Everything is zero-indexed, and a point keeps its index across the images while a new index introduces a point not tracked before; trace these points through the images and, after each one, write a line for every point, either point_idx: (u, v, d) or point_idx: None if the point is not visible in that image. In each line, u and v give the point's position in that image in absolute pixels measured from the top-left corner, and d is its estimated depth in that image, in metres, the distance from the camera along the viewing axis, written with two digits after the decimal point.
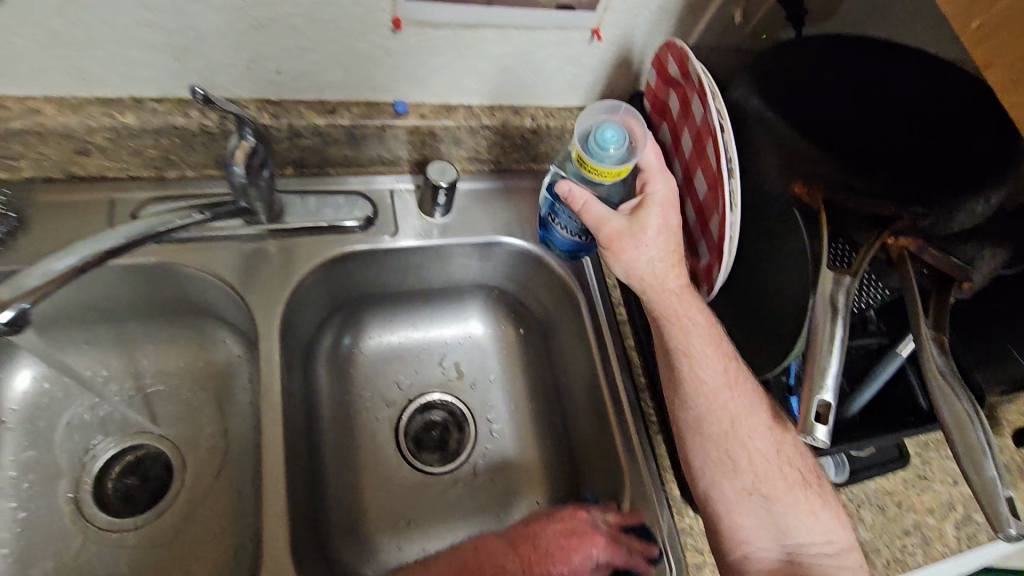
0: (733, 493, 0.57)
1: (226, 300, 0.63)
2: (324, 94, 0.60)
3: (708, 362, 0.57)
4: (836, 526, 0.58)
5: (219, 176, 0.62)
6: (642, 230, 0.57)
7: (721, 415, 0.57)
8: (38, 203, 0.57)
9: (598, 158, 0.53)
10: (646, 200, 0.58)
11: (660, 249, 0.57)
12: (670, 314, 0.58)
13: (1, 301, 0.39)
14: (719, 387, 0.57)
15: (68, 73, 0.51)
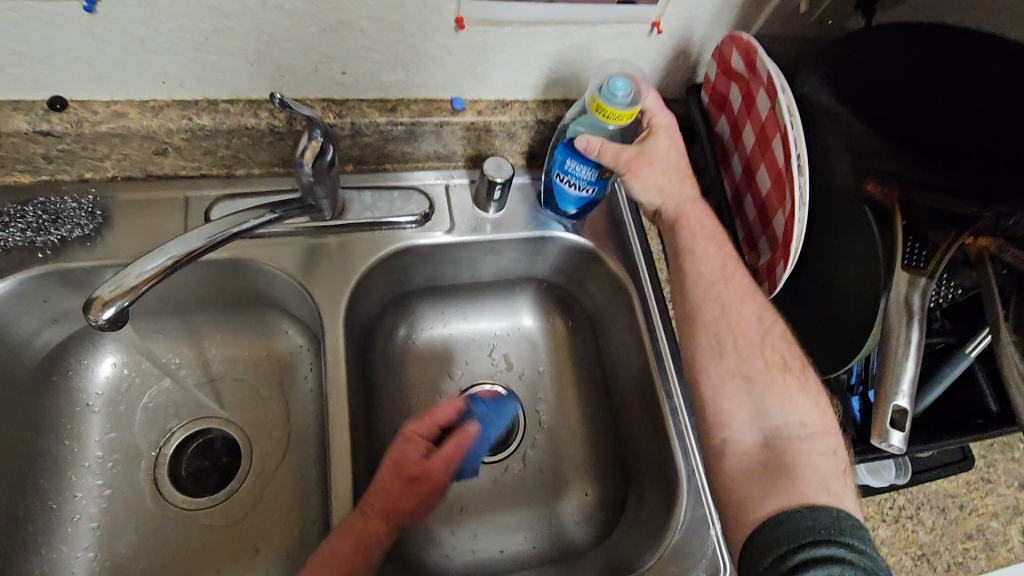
0: (717, 375, 0.56)
1: (291, 292, 0.65)
2: (386, 93, 0.61)
3: (707, 256, 0.60)
4: (815, 412, 0.54)
5: (284, 173, 0.64)
6: (653, 151, 0.60)
7: (712, 304, 0.58)
8: (118, 200, 0.60)
9: (612, 101, 0.53)
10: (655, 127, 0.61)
11: (671, 163, 0.62)
12: (680, 216, 0.61)
13: (104, 299, 0.42)
14: (715, 279, 0.59)
15: (150, 78, 0.53)
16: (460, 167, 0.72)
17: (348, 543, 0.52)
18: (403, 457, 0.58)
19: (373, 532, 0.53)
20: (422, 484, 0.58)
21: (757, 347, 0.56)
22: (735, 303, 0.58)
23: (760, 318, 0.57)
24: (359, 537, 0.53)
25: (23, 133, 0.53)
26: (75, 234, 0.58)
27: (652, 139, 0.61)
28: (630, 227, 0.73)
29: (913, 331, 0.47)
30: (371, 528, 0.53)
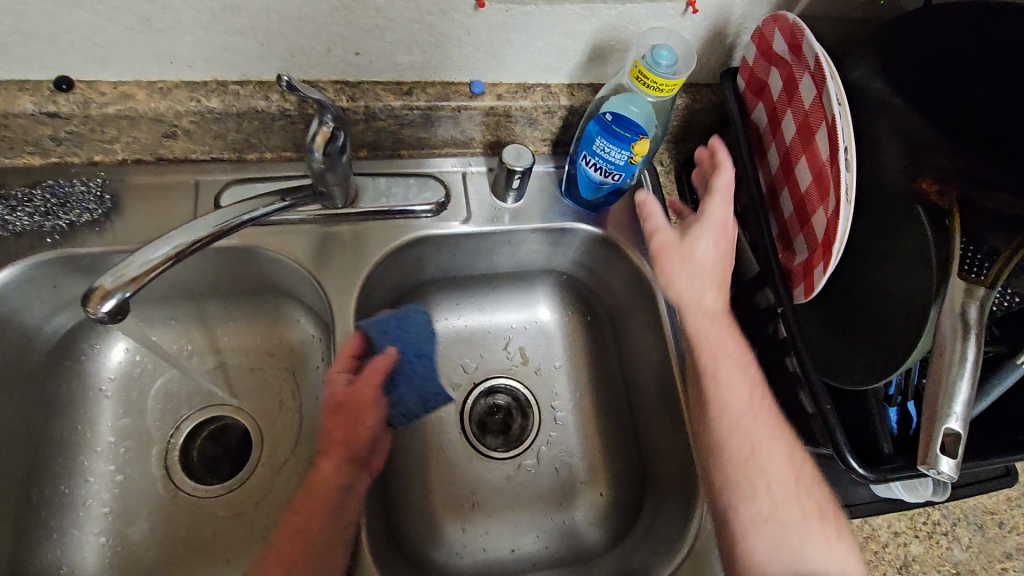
0: (749, 516, 0.54)
1: (303, 281, 0.64)
2: (402, 75, 0.58)
3: (736, 388, 0.57)
4: (850, 554, 0.54)
5: (297, 158, 0.62)
6: (692, 245, 0.59)
7: (743, 441, 0.55)
8: (128, 184, 0.59)
9: (658, 68, 0.49)
10: (700, 223, 0.59)
11: (705, 271, 0.59)
12: (707, 335, 0.58)
13: (105, 289, 0.41)
14: (744, 413, 0.56)
15: (157, 59, 0.51)
16: (478, 153, 0.69)
17: (314, 494, 0.53)
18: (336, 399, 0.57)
19: (332, 473, 0.55)
20: (360, 411, 0.58)
21: (791, 492, 0.54)
22: (767, 442, 0.56)
23: (791, 459, 0.55)
24: (321, 484, 0.54)
25: (30, 115, 0.51)
26: (85, 219, 0.57)
27: (694, 236, 0.59)
28: None
29: (970, 348, 0.42)
30: (324, 469, 0.55)
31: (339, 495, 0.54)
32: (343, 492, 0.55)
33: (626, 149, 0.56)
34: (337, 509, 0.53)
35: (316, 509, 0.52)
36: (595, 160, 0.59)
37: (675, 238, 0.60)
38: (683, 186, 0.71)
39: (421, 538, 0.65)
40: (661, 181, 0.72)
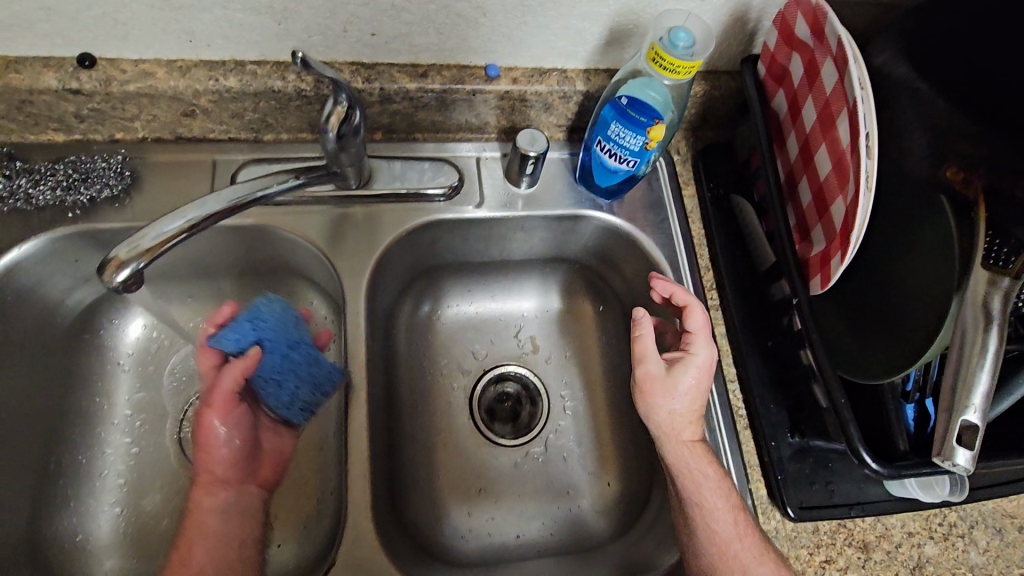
0: None
1: (316, 261, 0.64)
2: (417, 57, 0.58)
3: (719, 512, 0.53)
4: None
5: (313, 139, 0.63)
6: (677, 378, 0.56)
7: (733, 567, 0.51)
8: (147, 162, 0.60)
9: (675, 50, 0.48)
10: (681, 359, 0.57)
11: (686, 405, 0.56)
12: (684, 466, 0.55)
13: (120, 259, 0.42)
14: (730, 538, 0.53)
15: (176, 37, 0.52)
16: (493, 139, 0.68)
17: (188, 527, 0.55)
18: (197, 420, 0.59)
19: (204, 500, 0.57)
20: (217, 426, 0.58)
21: None
22: (754, 563, 0.52)
23: None
24: (194, 517, 0.56)
25: (53, 91, 0.52)
26: (104, 195, 0.58)
27: (679, 373, 0.56)
28: (671, 210, 0.69)
29: (992, 340, 0.41)
30: (198, 498, 0.57)
31: (211, 522, 0.55)
32: (221, 516, 0.56)
33: (641, 134, 0.55)
34: (214, 534, 0.55)
35: (192, 542, 0.54)
36: (609, 146, 0.59)
37: (661, 370, 0.56)
38: (700, 175, 0.70)
39: (426, 522, 0.65)
40: (677, 169, 0.71)
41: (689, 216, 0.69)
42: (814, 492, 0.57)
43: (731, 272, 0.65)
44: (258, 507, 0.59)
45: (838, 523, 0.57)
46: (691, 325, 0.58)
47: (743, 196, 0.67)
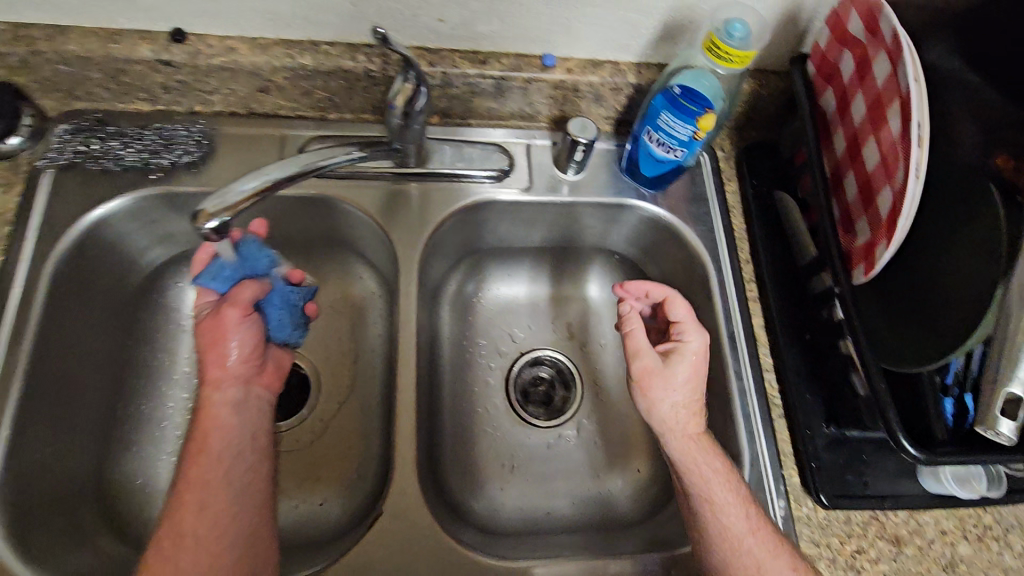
0: None
1: (371, 235, 0.68)
2: (479, 44, 0.61)
3: (730, 507, 0.53)
4: None
5: (374, 120, 0.66)
6: (671, 368, 0.57)
7: (746, 563, 0.51)
8: (221, 133, 0.64)
9: (730, 40, 0.50)
10: (677, 349, 0.59)
11: (686, 396, 0.57)
12: (690, 460, 0.55)
13: (209, 212, 0.45)
14: (743, 533, 0.52)
15: (261, 16, 0.56)
16: (543, 127, 0.71)
17: (201, 423, 0.51)
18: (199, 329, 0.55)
19: (218, 396, 0.53)
20: (228, 328, 0.54)
21: None
22: (768, 557, 0.51)
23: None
24: (203, 414, 0.51)
25: (146, 62, 0.57)
26: (182, 159, 0.62)
27: (676, 363, 0.58)
28: (713, 204, 0.71)
29: None
30: (206, 396, 0.52)
31: (227, 419, 0.52)
32: (235, 411, 0.52)
33: (690, 123, 0.57)
34: (233, 428, 0.51)
35: (210, 435, 0.50)
36: (658, 135, 0.61)
37: (657, 362, 0.58)
38: (743, 172, 0.71)
39: (461, 491, 0.67)
40: (720, 166, 0.73)
41: (731, 211, 0.70)
42: (847, 482, 0.58)
43: (771, 265, 0.66)
44: (266, 406, 0.56)
45: (871, 515, 0.58)
46: (676, 317, 0.60)
47: (786, 194, 0.68)
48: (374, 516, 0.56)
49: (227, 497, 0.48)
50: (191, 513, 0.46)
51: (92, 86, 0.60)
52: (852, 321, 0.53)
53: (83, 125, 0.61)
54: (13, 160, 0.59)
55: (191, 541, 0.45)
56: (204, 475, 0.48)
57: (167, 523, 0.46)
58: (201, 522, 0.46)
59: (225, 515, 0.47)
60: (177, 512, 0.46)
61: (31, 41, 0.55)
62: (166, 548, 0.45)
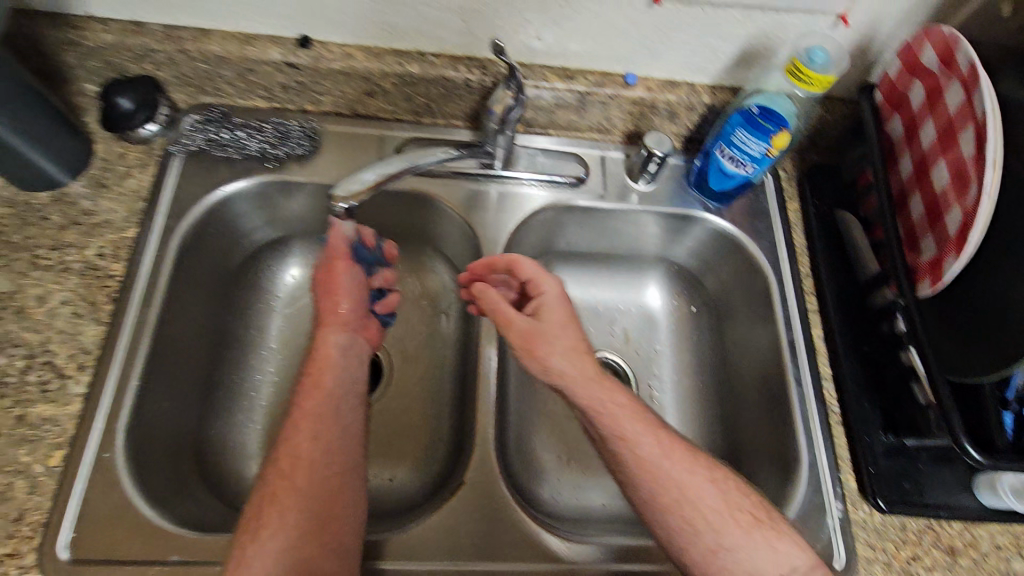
0: (701, 556, 0.50)
1: (455, 231, 0.73)
2: (568, 62, 0.67)
3: (641, 435, 0.53)
4: (800, 550, 0.51)
5: (464, 126, 0.72)
6: (552, 320, 0.58)
7: (672, 486, 0.52)
8: (326, 131, 0.71)
9: (813, 65, 0.55)
10: (546, 302, 0.59)
11: (571, 341, 0.57)
12: (589, 403, 0.55)
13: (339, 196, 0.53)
14: (658, 459, 0.53)
15: (379, 27, 0.62)
16: (617, 141, 0.76)
17: (315, 359, 0.59)
18: (318, 279, 0.64)
19: (329, 338, 0.60)
20: (341, 278, 0.62)
21: (727, 514, 0.51)
22: (688, 476, 0.52)
23: (716, 484, 0.53)
24: (318, 351, 0.60)
25: (274, 63, 0.64)
26: (293, 152, 0.68)
27: (544, 317, 0.59)
28: (775, 220, 0.74)
29: None
30: (319, 335, 0.61)
31: (334, 355, 0.60)
32: (340, 351, 0.60)
33: (764, 140, 0.62)
34: (339, 366, 0.59)
35: (325, 372, 0.58)
36: (730, 151, 0.66)
37: (527, 321, 0.58)
38: (805, 191, 0.75)
39: (523, 476, 0.71)
40: (783, 186, 0.76)
41: (792, 227, 0.74)
42: (904, 489, 0.60)
43: (832, 279, 0.70)
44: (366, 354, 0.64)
45: (927, 524, 0.60)
46: (528, 274, 0.61)
47: (847, 212, 0.72)
48: (455, 484, 0.61)
49: (342, 433, 0.56)
50: (307, 441, 0.54)
51: (222, 83, 0.67)
52: (917, 331, 0.56)
53: (206, 117, 0.68)
54: (148, 145, 0.67)
55: (305, 462, 0.53)
56: (316, 406, 0.56)
57: (283, 444, 0.54)
58: (313, 449, 0.54)
59: (332, 438, 0.55)
60: (290, 437, 0.55)
61: (179, 41, 0.62)
62: (284, 467, 0.53)
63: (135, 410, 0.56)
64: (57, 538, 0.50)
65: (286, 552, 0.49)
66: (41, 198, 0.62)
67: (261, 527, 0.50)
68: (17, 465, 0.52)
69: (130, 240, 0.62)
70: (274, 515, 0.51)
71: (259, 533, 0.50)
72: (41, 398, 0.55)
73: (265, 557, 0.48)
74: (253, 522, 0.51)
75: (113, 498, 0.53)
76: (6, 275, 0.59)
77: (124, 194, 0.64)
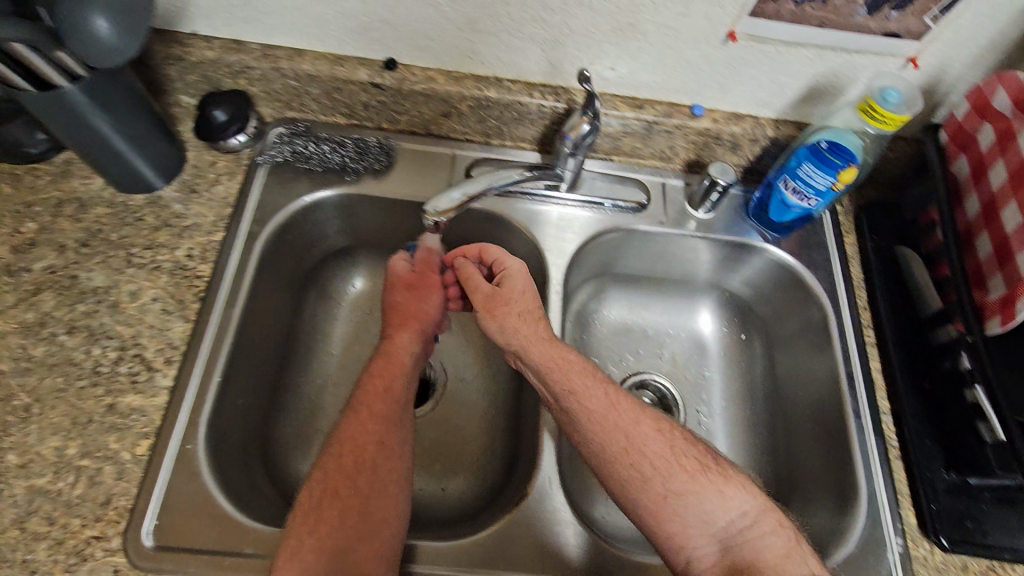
0: (649, 504, 0.53)
1: (519, 249, 0.76)
2: (638, 91, 0.70)
3: (590, 391, 0.57)
4: (747, 495, 0.54)
5: (531, 148, 0.76)
6: (508, 287, 0.63)
7: (618, 436, 0.55)
8: (399, 148, 0.74)
9: (886, 104, 0.56)
10: (507, 272, 0.64)
11: (526, 305, 0.62)
12: (550, 365, 0.59)
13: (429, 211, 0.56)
14: (605, 411, 0.57)
15: (463, 54, 0.66)
16: (677, 169, 0.78)
17: (390, 363, 0.62)
18: (403, 283, 0.66)
19: (409, 344, 0.64)
20: (433, 292, 0.67)
21: (672, 461, 0.55)
22: (632, 426, 0.56)
23: (661, 433, 0.56)
24: (392, 356, 0.63)
25: (361, 83, 0.67)
26: (369, 167, 0.72)
27: (506, 285, 0.64)
28: (833, 252, 0.75)
29: None
30: (399, 341, 0.64)
31: (408, 362, 0.63)
32: (414, 359, 0.64)
33: (832, 174, 0.64)
34: (408, 373, 0.63)
35: (395, 376, 0.61)
36: (795, 184, 0.67)
37: (490, 287, 0.64)
38: (863, 226, 0.76)
39: (576, 492, 0.71)
40: (840, 219, 0.77)
41: (849, 260, 0.75)
42: (966, 529, 0.60)
43: (890, 314, 0.70)
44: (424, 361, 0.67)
45: (989, 566, 0.59)
46: (496, 256, 0.66)
47: (907, 248, 0.73)
48: (518, 497, 0.62)
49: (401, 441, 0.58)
50: (371, 444, 0.56)
51: (308, 100, 0.71)
52: (987, 369, 0.56)
53: (291, 130, 0.72)
54: (236, 154, 0.71)
55: (368, 464, 0.55)
56: (379, 408, 0.59)
57: (341, 443, 0.56)
58: (378, 453, 0.56)
59: (395, 444, 0.58)
60: (352, 438, 0.56)
61: (275, 59, 0.66)
62: (347, 465, 0.55)
63: (215, 405, 0.59)
64: (141, 524, 0.53)
65: (342, 547, 0.50)
66: (137, 200, 0.66)
67: (321, 522, 0.51)
68: (107, 452, 0.55)
69: (217, 243, 0.65)
70: (334, 512, 0.52)
71: (318, 528, 0.51)
72: (131, 389, 0.57)
73: (324, 551, 0.50)
74: (309, 518, 0.52)
75: (193, 488, 0.55)
76: (103, 270, 0.62)
77: (212, 200, 0.67)
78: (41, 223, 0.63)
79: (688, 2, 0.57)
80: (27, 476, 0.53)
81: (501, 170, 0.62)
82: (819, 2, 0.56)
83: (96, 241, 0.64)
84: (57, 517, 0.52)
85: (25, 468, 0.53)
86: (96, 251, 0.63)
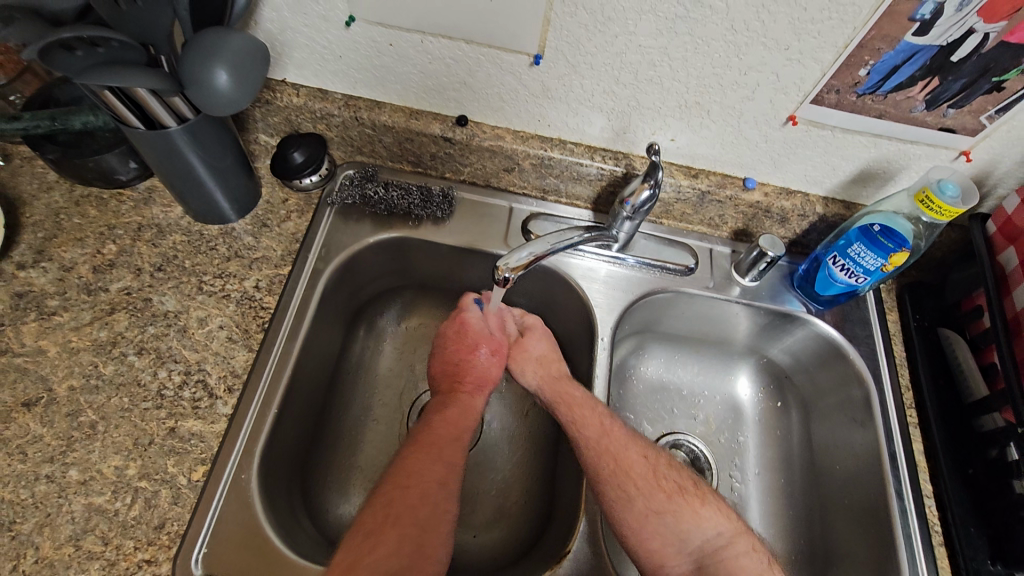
0: (634, 522, 0.57)
1: (570, 301, 0.78)
2: (695, 162, 0.73)
3: (588, 417, 0.62)
4: (720, 518, 0.57)
5: (585, 207, 0.79)
6: (528, 337, 0.71)
7: (607, 458, 0.60)
8: (460, 197, 0.78)
9: (944, 196, 0.59)
10: (529, 325, 0.73)
11: (543, 350, 0.70)
12: (558, 399, 0.65)
13: (501, 267, 0.59)
14: (600, 437, 0.61)
15: (531, 116, 0.69)
16: (724, 237, 0.81)
17: (463, 414, 0.64)
18: (458, 343, 0.69)
19: (475, 404, 0.66)
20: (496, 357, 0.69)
21: (652, 481, 0.58)
22: (622, 450, 0.60)
23: (647, 459, 0.60)
24: (465, 407, 0.65)
25: (433, 135, 0.71)
26: (432, 215, 0.74)
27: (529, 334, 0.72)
28: (876, 328, 0.76)
29: None
30: (474, 401, 0.66)
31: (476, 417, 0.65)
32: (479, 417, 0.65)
33: (883, 256, 0.66)
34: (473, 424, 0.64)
35: (464, 429, 0.63)
36: (844, 261, 0.69)
37: (514, 337, 0.72)
38: (906, 304, 0.77)
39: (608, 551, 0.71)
40: (882, 295, 0.79)
41: (891, 338, 0.76)
42: None
43: (934, 395, 0.71)
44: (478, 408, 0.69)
45: None
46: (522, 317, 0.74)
47: (950, 330, 0.73)
48: (558, 555, 0.61)
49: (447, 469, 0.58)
50: (436, 484, 0.57)
51: (379, 147, 0.75)
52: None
53: (360, 174, 0.75)
54: (306, 193, 0.74)
55: (432, 500, 0.56)
56: (446, 451, 0.60)
57: (408, 475, 0.56)
58: (439, 491, 0.56)
59: (455, 486, 0.58)
60: (419, 472, 0.57)
61: (356, 109, 0.70)
62: (412, 495, 0.55)
63: (270, 436, 0.60)
64: (191, 551, 0.53)
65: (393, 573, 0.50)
66: (211, 230, 0.70)
67: (377, 543, 0.51)
68: (165, 475, 0.56)
69: (283, 277, 0.68)
70: (393, 536, 0.52)
71: (374, 550, 0.50)
72: (192, 414, 0.59)
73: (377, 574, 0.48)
74: (369, 538, 0.51)
75: (244, 517, 0.56)
76: (175, 295, 0.65)
77: (282, 235, 0.71)
78: (121, 246, 0.67)
79: (755, 87, 0.61)
80: (87, 493, 0.54)
81: (560, 230, 0.63)
82: (879, 96, 0.59)
83: (170, 267, 0.66)
84: (111, 538, 0.52)
85: (85, 485, 0.54)
86: (170, 276, 0.66)
